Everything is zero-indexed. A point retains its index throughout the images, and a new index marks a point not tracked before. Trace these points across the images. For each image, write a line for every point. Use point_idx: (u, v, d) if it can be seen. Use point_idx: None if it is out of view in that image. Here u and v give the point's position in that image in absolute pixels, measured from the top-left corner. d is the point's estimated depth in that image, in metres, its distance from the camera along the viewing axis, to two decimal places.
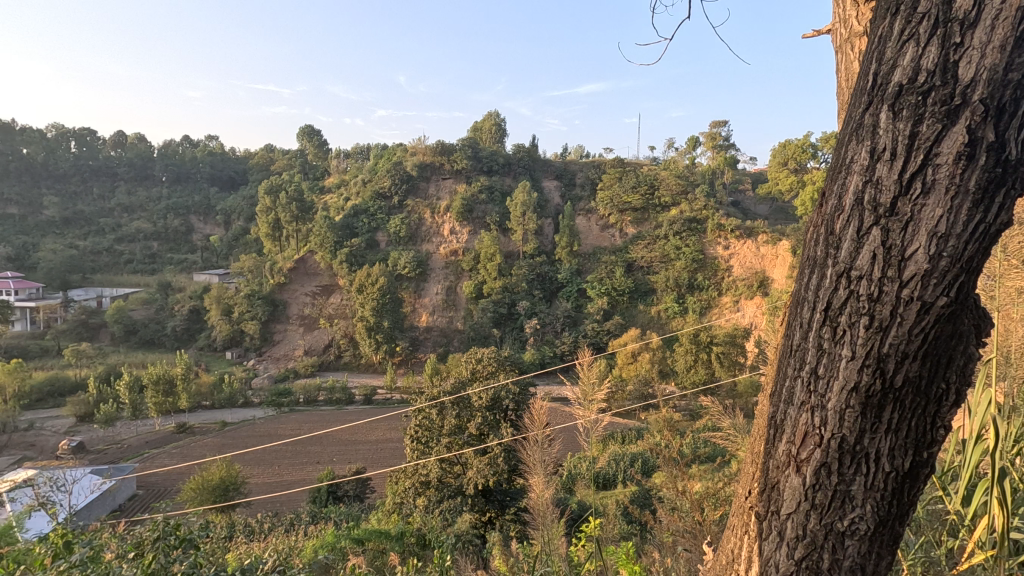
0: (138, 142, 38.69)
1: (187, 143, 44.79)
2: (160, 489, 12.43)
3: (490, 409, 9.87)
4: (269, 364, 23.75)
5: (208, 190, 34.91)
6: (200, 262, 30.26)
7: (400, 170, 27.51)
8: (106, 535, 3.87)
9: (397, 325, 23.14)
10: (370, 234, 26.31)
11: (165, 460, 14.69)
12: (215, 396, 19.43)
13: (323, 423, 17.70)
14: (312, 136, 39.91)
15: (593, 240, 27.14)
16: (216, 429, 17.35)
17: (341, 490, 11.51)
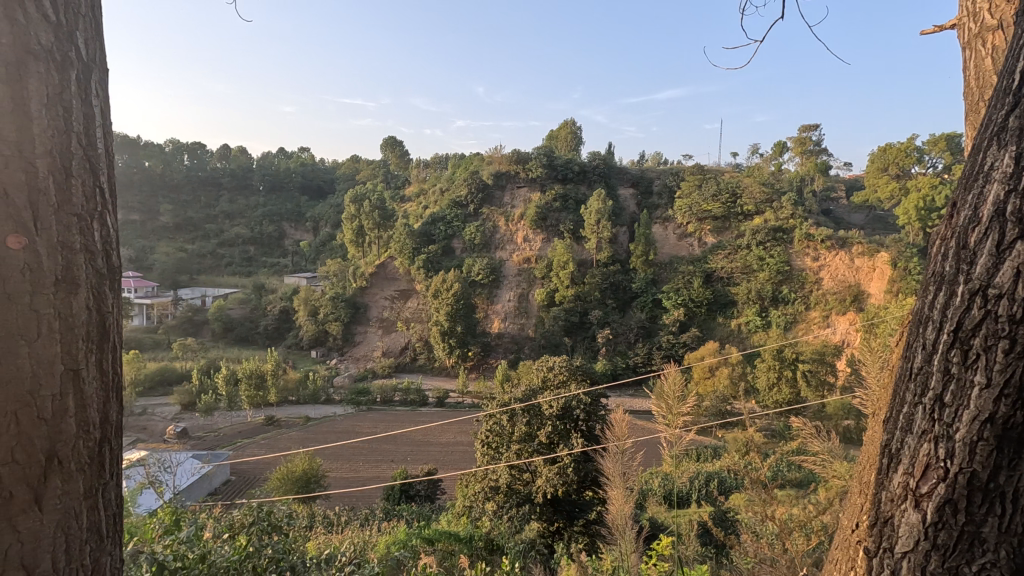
0: (241, 154, 42.17)
1: (282, 155, 48.29)
2: (250, 476, 13.35)
3: (561, 417, 9.86)
4: (350, 364, 24.98)
5: (300, 199, 37.46)
6: (292, 266, 32.50)
7: (476, 179, 28.05)
8: (205, 515, 4.19)
9: (470, 330, 23.64)
10: (447, 241, 27.00)
11: (255, 449, 15.74)
12: (301, 392, 20.67)
13: (397, 423, 18.36)
14: (395, 146, 41.99)
15: (670, 249, 26.38)
16: (301, 423, 18.42)
17: (414, 489, 11.88)
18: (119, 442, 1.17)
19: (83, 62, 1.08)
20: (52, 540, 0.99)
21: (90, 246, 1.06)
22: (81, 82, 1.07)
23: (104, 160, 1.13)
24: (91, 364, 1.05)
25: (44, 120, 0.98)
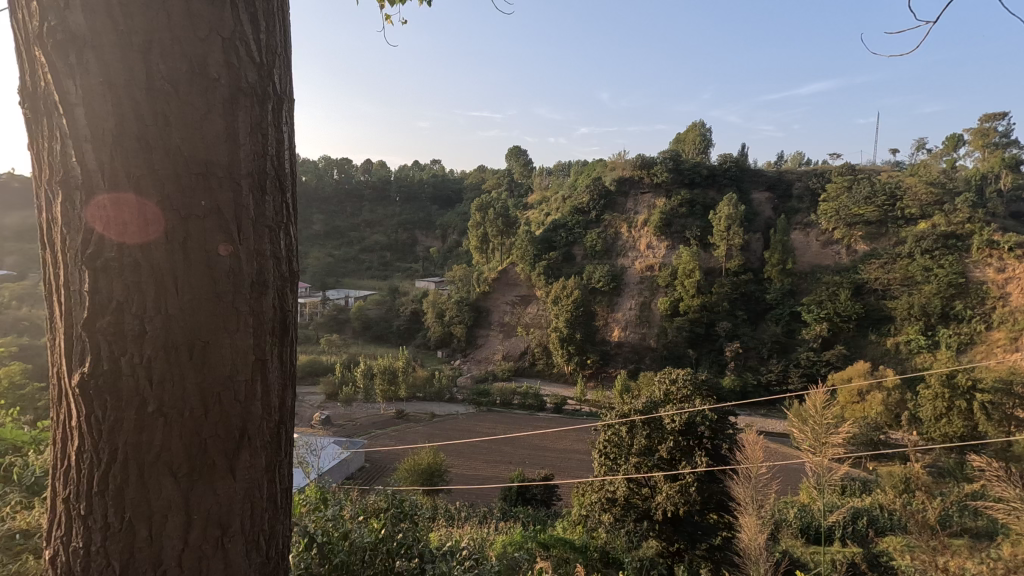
0: (381, 168, 46.06)
1: (416, 168, 52.06)
2: (382, 465, 14.43)
3: (684, 433, 9.42)
4: (473, 365, 26.07)
5: (431, 208, 40.05)
6: (422, 271, 34.75)
7: (599, 185, 27.78)
8: (344, 496, 4.64)
9: (589, 338, 23.52)
10: (567, 248, 27.06)
11: (386, 440, 16.96)
12: (427, 389, 21.95)
13: (515, 426, 18.76)
14: (520, 156, 43.49)
15: (811, 257, 24.11)
16: (426, 419, 19.56)
17: (530, 493, 12.02)
18: (290, 427, 1.23)
19: (280, 95, 1.05)
20: (242, 508, 1.06)
21: (277, 252, 1.07)
22: (276, 112, 1.05)
23: (292, 170, 1.13)
24: (275, 354, 1.10)
25: (249, 147, 0.98)
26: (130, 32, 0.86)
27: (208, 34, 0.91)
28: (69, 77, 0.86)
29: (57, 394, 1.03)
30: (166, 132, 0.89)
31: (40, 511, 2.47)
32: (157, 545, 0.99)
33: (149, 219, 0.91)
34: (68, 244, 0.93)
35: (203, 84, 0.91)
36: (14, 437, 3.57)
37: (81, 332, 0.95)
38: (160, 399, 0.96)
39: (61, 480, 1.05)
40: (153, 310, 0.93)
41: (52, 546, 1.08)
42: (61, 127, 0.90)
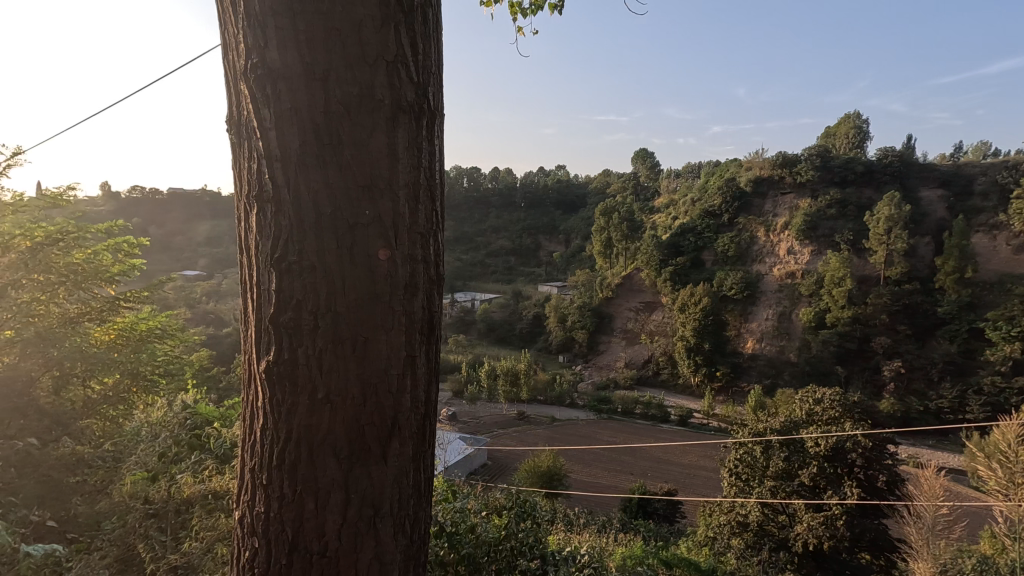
0: (508, 175, 47.60)
1: (541, 174, 53.13)
2: (503, 463, 14.84)
3: (831, 460, 8.50)
4: (594, 371, 25.84)
5: (555, 213, 40.51)
6: (545, 275, 35.34)
7: (733, 186, 26.07)
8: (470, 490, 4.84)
9: (719, 349, 22.21)
10: (696, 253, 25.66)
11: (507, 440, 17.41)
12: (548, 393, 22.16)
13: (636, 436, 18.23)
14: (647, 157, 42.54)
15: (999, 265, 20.52)
16: (547, 422, 19.75)
17: (652, 507, 11.59)
18: (432, 423, 1.30)
19: (433, 108, 1.13)
20: (393, 492, 1.16)
21: (427, 255, 1.15)
22: (430, 127, 1.12)
23: (441, 180, 1.21)
24: (423, 351, 1.18)
25: (406, 161, 1.06)
26: (313, 62, 0.97)
27: (376, 59, 0.99)
28: (265, 104, 1.00)
29: (247, 378, 1.20)
30: (341, 150, 1.00)
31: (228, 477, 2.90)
32: (321, 517, 1.12)
33: (323, 227, 1.02)
34: (261, 249, 1.08)
35: (371, 106, 1.00)
36: (207, 416, 4.19)
37: (269, 326, 1.09)
38: (327, 387, 1.07)
39: (248, 451, 1.22)
40: (325, 308, 1.04)
41: (241, 507, 1.25)
42: (258, 149, 1.04)
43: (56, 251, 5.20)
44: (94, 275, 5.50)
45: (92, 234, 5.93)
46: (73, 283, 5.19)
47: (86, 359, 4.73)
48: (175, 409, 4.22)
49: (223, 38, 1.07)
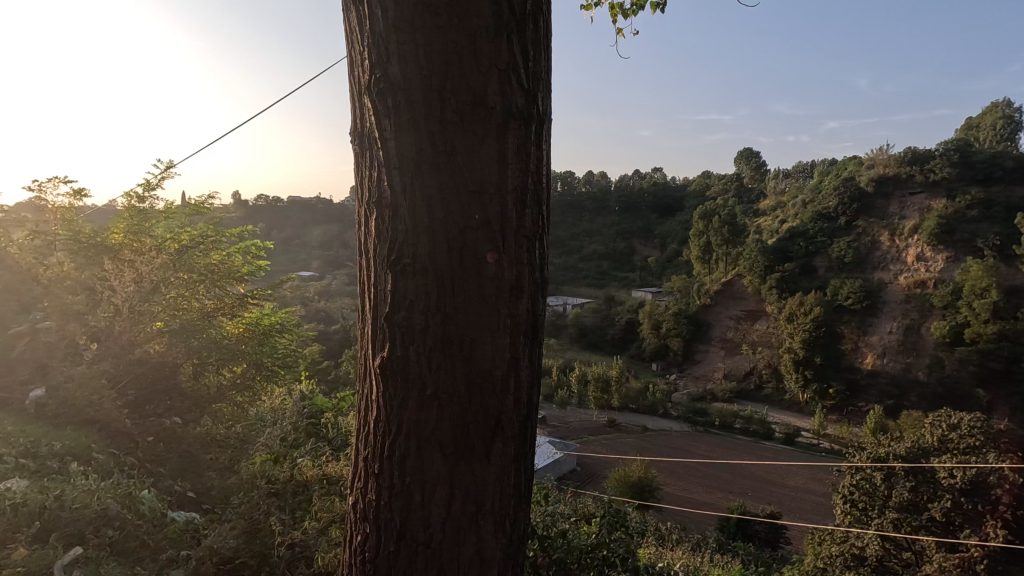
0: (602, 178, 47.25)
1: (637, 177, 52.19)
2: (591, 470, 14.62)
3: (969, 495, 7.54)
4: (689, 381, 24.84)
5: (650, 217, 39.57)
6: (639, 280, 34.67)
7: (851, 186, 23.93)
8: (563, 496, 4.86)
9: (831, 363, 20.53)
10: (806, 259, 23.69)
11: (597, 447, 17.15)
12: (640, 401, 21.58)
13: (735, 452, 17.25)
14: (751, 159, 41.18)
15: None
16: (638, 431, 19.23)
17: (752, 529, 10.92)
18: (533, 430, 1.31)
19: (542, 114, 1.14)
20: (495, 490, 1.18)
21: (532, 258, 1.16)
22: (538, 134, 1.14)
23: (548, 184, 1.22)
24: (526, 354, 1.19)
25: (515, 164, 1.08)
26: (429, 74, 1.02)
27: (488, 68, 1.03)
28: (386, 117, 1.06)
29: (364, 373, 1.28)
30: (454, 159, 1.04)
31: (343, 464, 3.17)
32: (427, 509, 1.17)
33: (439, 234, 1.06)
34: (379, 252, 1.14)
35: (483, 114, 1.03)
36: (323, 410, 4.57)
37: (384, 324, 1.15)
38: (436, 384, 1.12)
39: (362, 441, 1.29)
40: (434, 309, 1.09)
41: (355, 493, 1.33)
42: (378, 158, 1.11)
43: (198, 252, 5.78)
44: (227, 273, 6.02)
45: (226, 238, 6.49)
46: (210, 281, 5.81)
47: (220, 349, 5.26)
48: (296, 399, 4.65)
49: (351, 54, 1.15)
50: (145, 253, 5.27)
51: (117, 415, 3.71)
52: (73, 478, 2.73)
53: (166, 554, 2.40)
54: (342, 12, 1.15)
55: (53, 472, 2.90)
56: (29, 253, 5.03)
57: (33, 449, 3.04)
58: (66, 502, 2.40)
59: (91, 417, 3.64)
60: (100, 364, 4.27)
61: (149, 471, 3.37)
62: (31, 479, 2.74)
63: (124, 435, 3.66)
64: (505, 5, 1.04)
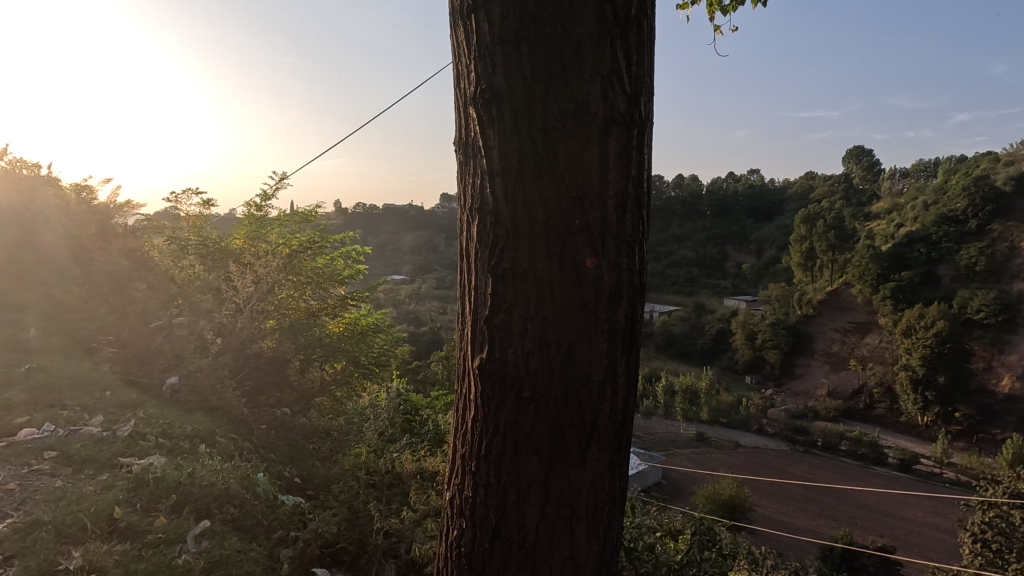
0: (693, 182, 45.76)
1: (731, 180, 50.18)
2: (678, 485, 14.02)
3: None
4: (788, 397, 23.28)
5: (746, 221, 37.72)
6: (732, 288, 33.17)
7: (985, 185, 21.42)
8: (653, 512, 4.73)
9: (957, 385, 18.49)
10: (928, 267, 21.54)
11: (684, 460, 16.46)
12: (732, 416, 20.50)
13: (840, 476, 15.88)
14: (862, 157, 38.34)
15: None
16: (729, 447, 18.25)
17: (860, 562, 10.00)
18: (628, 442, 1.28)
19: (644, 118, 1.13)
20: (589, 495, 1.19)
21: (632, 264, 1.16)
22: (640, 137, 1.13)
23: (648, 188, 1.21)
24: (623, 360, 1.18)
25: (615, 171, 1.08)
26: (533, 84, 1.05)
27: (591, 75, 1.04)
28: (490, 126, 1.10)
29: (462, 372, 1.32)
30: (554, 167, 1.06)
31: (438, 461, 3.45)
32: (522, 509, 1.19)
33: (543, 243, 1.09)
34: (480, 255, 1.18)
35: (585, 120, 1.05)
36: (416, 413, 4.77)
37: (483, 325, 1.19)
38: (532, 386, 1.14)
39: (458, 440, 1.33)
40: (534, 312, 1.11)
41: (451, 489, 1.37)
42: (481, 165, 1.15)
43: (306, 257, 6.23)
44: (330, 276, 6.44)
45: (331, 244, 6.93)
46: (315, 283, 6.23)
47: (322, 346, 5.64)
48: (391, 397, 4.91)
49: (456, 65, 1.20)
50: (262, 257, 5.82)
51: (237, 403, 4.10)
52: (202, 458, 3.05)
53: (277, 534, 2.61)
54: (449, 25, 1.21)
55: (185, 451, 3.25)
56: (169, 257, 5.82)
57: (168, 430, 3.43)
58: (196, 480, 2.69)
59: (215, 404, 4.04)
60: (223, 355, 4.73)
61: (263, 455, 3.67)
62: (168, 457, 3.09)
63: (242, 422, 4.01)
64: (609, 10, 1.04)
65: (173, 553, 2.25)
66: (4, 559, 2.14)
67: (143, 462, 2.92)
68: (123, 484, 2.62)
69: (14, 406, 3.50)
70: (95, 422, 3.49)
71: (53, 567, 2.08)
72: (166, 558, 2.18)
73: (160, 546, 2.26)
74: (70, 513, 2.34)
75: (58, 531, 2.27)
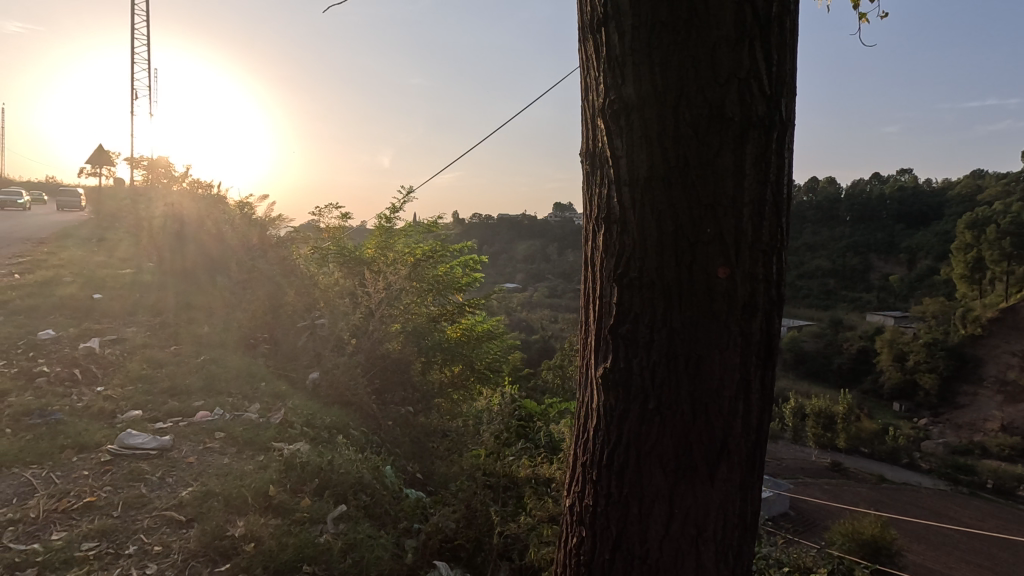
0: (829, 185, 41.97)
1: (876, 181, 45.43)
2: (808, 518, 12.67)
3: None
4: (948, 430, 20.57)
5: (894, 228, 33.81)
6: (876, 303, 30.96)
7: None
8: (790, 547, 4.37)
9: None
10: None
11: (816, 491, 14.91)
12: (877, 447, 18.42)
13: (1017, 526, 13.43)
14: None
15: None
16: (872, 481, 16.28)
17: None
18: (761, 463, 1.20)
19: (785, 120, 1.07)
20: (718, 516, 1.14)
21: (768, 275, 1.09)
22: (780, 140, 1.07)
23: (789, 194, 1.14)
24: (758, 376, 1.12)
25: (752, 176, 1.04)
26: (665, 91, 1.04)
27: (728, 78, 1.01)
28: (618, 137, 1.10)
29: (584, 381, 1.32)
30: (685, 172, 1.04)
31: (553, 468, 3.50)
32: (644, 523, 1.17)
33: (675, 253, 1.07)
34: (605, 264, 1.18)
35: (721, 125, 1.02)
36: (530, 421, 4.82)
37: (607, 335, 1.18)
38: (659, 398, 1.12)
39: (578, 447, 1.32)
40: (661, 322, 1.09)
41: (570, 495, 1.36)
42: (608, 174, 1.15)
43: (428, 265, 6.60)
44: (449, 284, 6.75)
45: (451, 253, 7.24)
46: (437, 290, 6.58)
47: (442, 350, 5.94)
48: (507, 403, 5.04)
49: (586, 76, 1.22)
50: (391, 265, 6.27)
51: (368, 400, 4.43)
52: (340, 448, 3.36)
53: (403, 524, 2.80)
54: (578, 39, 1.23)
55: (325, 440, 3.59)
56: (313, 264, 6.56)
57: (311, 420, 3.81)
58: (334, 467, 2.96)
59: (349, 400, 4.43)
60: (357, 355, 5.15)
61: (390, 449, 3.92)
62: (311, 444, 3.45)
63: (371, 416, 4.32)
64: (748, 9, 1.01)
65: (316, 531, 2.51)
66: (187, 521, 2.51)
67: (291, 447, 3.28)
68: (276, 466, 2.96)
69: (192, 391, 4.09)
70: (254, 409, 3.99)
71: (222, 532, 2.40)
72: (311, 535, 2.43)
73: (306, 524, 2.53)
74: (235, 487, 2.70)
75: (226, 502, 2.62)
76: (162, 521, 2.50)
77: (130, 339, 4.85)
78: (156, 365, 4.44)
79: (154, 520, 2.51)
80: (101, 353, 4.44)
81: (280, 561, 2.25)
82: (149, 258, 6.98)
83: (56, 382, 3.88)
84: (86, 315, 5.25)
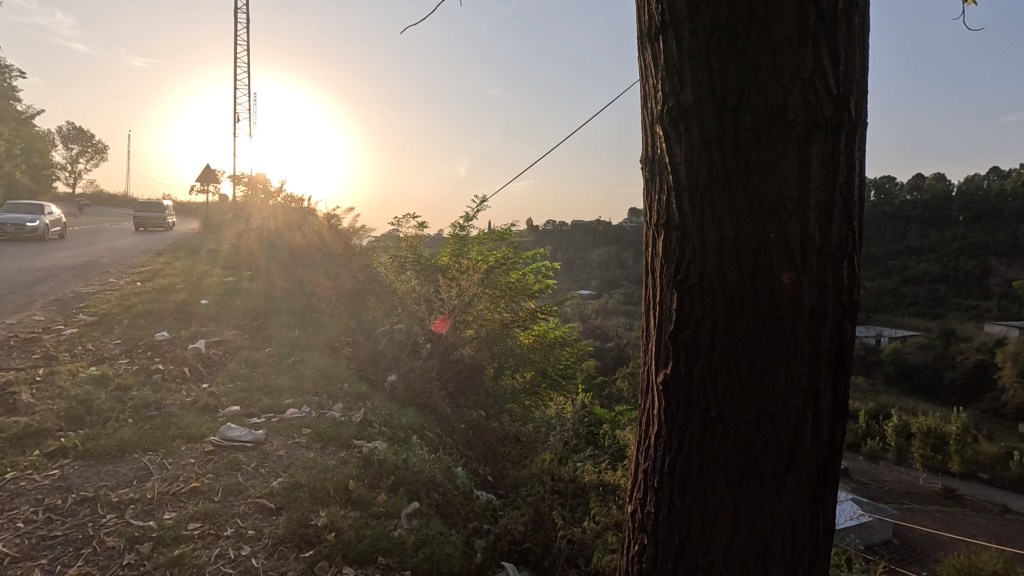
0: (937, 181, 38.31)
1: (995, 177, 41.02)
2: (916, 549, 11.54)
3: None
4: None
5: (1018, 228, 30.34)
6: (997, 312, 28.46)
7: None
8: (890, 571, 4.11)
9: None
10: None
11: (925, 518, 13.54)
12: (998, 472, 16.74)
13: None
14: None
15: None
16: (994, 511, 14.62)
17: None
18: (832, 479, 1.14)
19: (854, 119, 1.03)
20: (786, 530, 1.10)
21: (839, 280, 1.05)
22: (849, 140, 1.04)
23: (859, 196, 1.09)
24: (828, 387, 1.08)
25: (817, 178, 1.01)
26: (723, 95, 1.03)
27: (790, 79, 0.99)
28: (677, 144, 1.10)
29: (645, 387, 1.31)
30: (746, 174, 1.03)
31: (620, 476, 3.48)
32: (708, 533, 1.15)
33: (738, 257, 1.05)
34: (663, 270, 1.18)
35: (784, 126, 1.00)
36: (600, 428, 4.80)
37: (667, 341, 1.17)
38: (721, 405, 1.10)
39: (640, 454, 1.31)
40: (723, 327, 1.07)
41: (631, 502, 1.35)
42: (667, 180, 1.15)
43: (501, 272, 6.55)
44: (521, 291, 6.66)
45: (524, 259, 7.19)
46: (508, 296, 6.53)
47: (513, 355, 6.05)
48: (576, 409, 5.04)
49: (644, 86, 1.22)
50: (465, 272, 6.33)
51: (441, 402, 4.59)
52: (414, 448, 3.51)
53: (472, 524, 2.87)
54: (637, 46, 1.24)
55: (401, 439, 3.76)
56: (392, 271, 6.89)
57: (389, 420, 4.00)
58: (408, 465, 3.10)
59: (424, 402, 4.60)
60: (432, 359, 5.32)
61: (462, 451, 4.03)
62: (388, 442, 3.64)
63: (445, 419, 4.47)
64: (812, 9, 0.99)
65: (391, 525, 2.64)
66: (276, 509, 2.72)
67: (369, 445, 3.47)
68: (356, 461, 3.14)
69: (283, 389, 4.42)
70: (338, 407, 4.25)
71: (307, 520, 2.58)
72: (386, 529, 2.56)
73: (382, 518, 2.66)
74: (319, 480, 2.89)
75: (311, 493, 2.81)
76: (255, 508, 2.73)
77: (231, 341, 5.30)
78: (252, 365, 4.84)
79: (248, 507, 2.74)
80: (206, 353, 4.90)
81: (358, 551, 2.39)
82: (247, 266, 7.62)
83: (170, 378, 4.33)
84: (194, 318, 5.81)
